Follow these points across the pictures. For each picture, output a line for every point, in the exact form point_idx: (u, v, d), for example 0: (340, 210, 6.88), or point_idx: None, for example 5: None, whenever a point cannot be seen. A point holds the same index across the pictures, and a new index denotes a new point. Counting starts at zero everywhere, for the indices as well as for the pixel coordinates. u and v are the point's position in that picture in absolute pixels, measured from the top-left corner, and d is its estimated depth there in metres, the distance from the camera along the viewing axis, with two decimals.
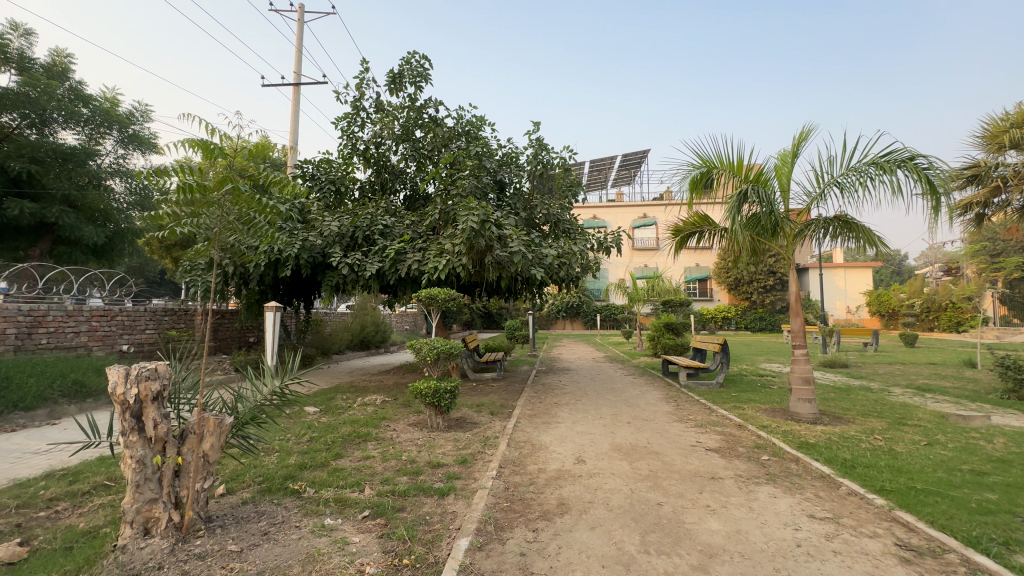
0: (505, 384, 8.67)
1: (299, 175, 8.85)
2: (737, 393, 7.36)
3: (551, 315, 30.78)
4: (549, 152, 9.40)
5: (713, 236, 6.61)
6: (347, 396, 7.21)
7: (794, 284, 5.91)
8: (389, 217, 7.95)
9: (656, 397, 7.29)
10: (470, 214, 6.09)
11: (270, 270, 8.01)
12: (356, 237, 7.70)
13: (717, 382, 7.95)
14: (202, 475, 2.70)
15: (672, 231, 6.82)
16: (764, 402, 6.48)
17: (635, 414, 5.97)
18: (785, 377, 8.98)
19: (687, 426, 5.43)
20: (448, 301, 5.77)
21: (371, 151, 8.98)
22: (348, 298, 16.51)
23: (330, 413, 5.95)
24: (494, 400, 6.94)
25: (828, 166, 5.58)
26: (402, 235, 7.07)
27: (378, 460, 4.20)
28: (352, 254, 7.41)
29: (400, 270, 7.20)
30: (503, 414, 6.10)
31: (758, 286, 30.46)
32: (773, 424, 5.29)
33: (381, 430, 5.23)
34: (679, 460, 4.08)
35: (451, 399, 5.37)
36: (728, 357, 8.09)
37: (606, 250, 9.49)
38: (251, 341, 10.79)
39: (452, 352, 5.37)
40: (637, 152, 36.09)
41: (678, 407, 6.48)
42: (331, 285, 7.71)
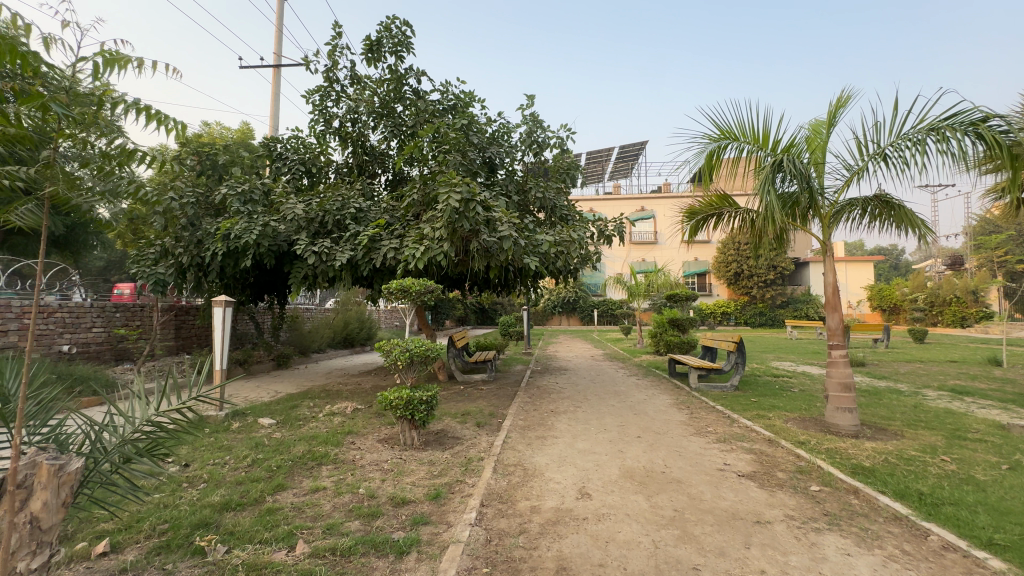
0: (496, 387, 7.83)
1: (265, 154, 7.87)
2: (756, 398, 6.53)
3: (547, 311, 30.00)
4: (544, 131, 8.54)
5: (733, 218, 5.69)
6: (315, 403, 6.31)
7: (830, 274, 5.04)
8: (365, 200, 7.03)
9: (666, 403, 6.45)
10: (454, 193, 5.17)
11: (230, 261, 7.08)
12: (327, 222, 6.79)
13: (732, 386, 7.14)
14: (28, 551, 1.78)
15: (686, 214, 5.89)
16: (791, 410, 5.65)
17: (645, 426, 5.12)
18: (804, 379, 8.17)
19: (708, 441, 4.59)
20: (427, 293, 4.80)
21: (346, 128, 8.04)
22: (332, 294, 15.61)
23: (287, 426, 5.07)
24: (482, 408, 6.08)
25: (876, 134, 4.72)
26: (378, 219, 6.17)
27: (328, 494, 3.32)
28: (320, 241, 6.49)
29: (375, 259, 6.29)
30: (491, 426, 5.24)
31: (758, 280, 29.83)
32: (811, 439, 4.46)
33: (343, 448, 4.36)
34: (710, 494, 3.22)
35: (427, 410, 4.51)
36: (744, 357, 7.27)
37: (608, 240, 8.64)
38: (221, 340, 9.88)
39: (428, 355, 4.48)
40: (635, 144, 35.25)
41: (693, 416, 5.65)
42: (298, 277, 6.80)
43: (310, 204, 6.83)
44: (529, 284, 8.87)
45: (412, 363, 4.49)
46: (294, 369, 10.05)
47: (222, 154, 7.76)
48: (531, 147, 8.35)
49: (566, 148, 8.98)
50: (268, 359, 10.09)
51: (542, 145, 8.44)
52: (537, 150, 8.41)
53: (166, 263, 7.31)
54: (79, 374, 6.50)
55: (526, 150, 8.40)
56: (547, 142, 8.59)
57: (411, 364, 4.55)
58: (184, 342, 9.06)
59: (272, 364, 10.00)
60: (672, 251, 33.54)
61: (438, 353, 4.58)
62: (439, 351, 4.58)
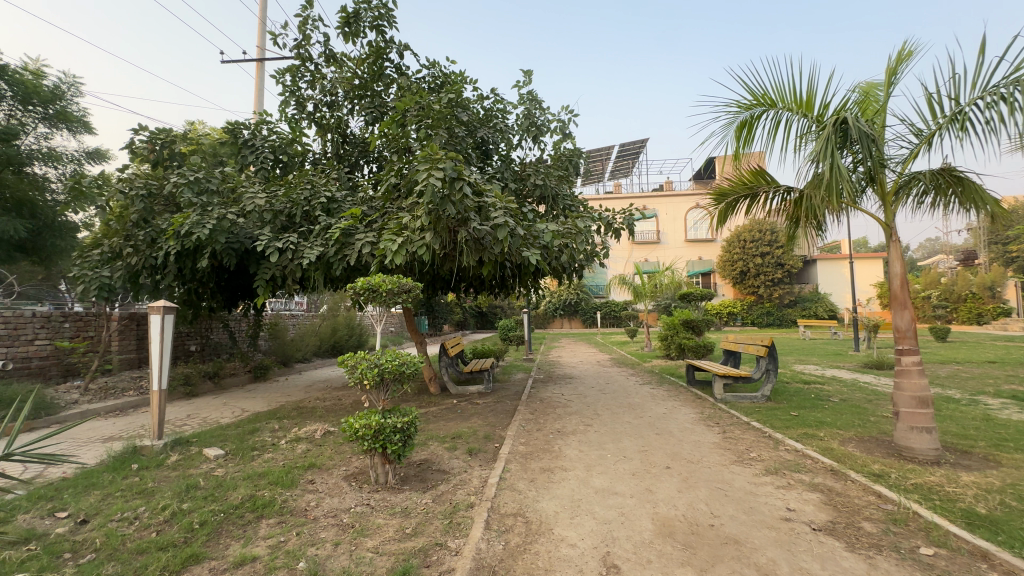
0: (494, 400, 6.92)
1: (230, 141, 6.98)
2: (795, 411, 5.62)
3: (548, 314, 29.14)
4: (543, 112, 7.66)
5: (770, 199, 4.74)
6: (281, 425, 5.39)
7: (896, 263, 4.10)
8: (339, 189, 6.13)
9: (691, 419, 5.53)
10: (436, 171, 4.17)
11: (187, 261, 6.20)
12: (294, 214, 5.88)
13: (763, 396, 6.23)
14: None
15: (713, 196, 4.93)
16: (846, 428, 4.73)
17: (674, 452, 4.21)
18: (840, 387, 7.25)
19: (757, 474, 3.66)
20: (400, 296, 3.84)
21: (322, 113, 7.17)
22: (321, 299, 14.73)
23: (236, 459, 4.16)
24: (476, 430, 5.16)
25: (955, 87, 3.83)
26: (351, 209, 5.24)
27: (257, 570, 2.40)
28: (285, 237, 5.58)
29: (349, 256, 5.38)
30: (485, 454, 4.33)
31: (765, 278, 28.92)
32: (888, 469, 3.54)
33: (296, 491, 3.43)
34: (786, 567, 2.30)
35: (403, 440, 3.59)
36: (777, 364, 6.35)
37: (616, 233, 7.76)
38: (194, 351, 9.01)
39: (402, 371, 3.56)
40: (635, 141, 34.33)
41: (727, 436, 4.74)
42: (265, 279, 5.92)
43: (274, 195, 5.90)
44: (529, 284, 7.98)
45: (383, 383, 3.57)
46: (274, 381, 9.17)
47: (182, 142, 6.87)
48: (529, 130, 7.45)
49: (568, 132, 8.07)
50: (245, 372, 9.18)
51: (542, 128, 7.55)
52: (535, 134, 7.53)
53: (114, 265, 6.39)
54: (9, 394, 5.60)
55: (524, 134, 7.53)
56: (547, 126, 7.70)
57: (382, 385, 3.61)
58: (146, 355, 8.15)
59: (250, 377, 9.09)
60: (675, 251, 32.72)
61: (417, 369, 3.67)
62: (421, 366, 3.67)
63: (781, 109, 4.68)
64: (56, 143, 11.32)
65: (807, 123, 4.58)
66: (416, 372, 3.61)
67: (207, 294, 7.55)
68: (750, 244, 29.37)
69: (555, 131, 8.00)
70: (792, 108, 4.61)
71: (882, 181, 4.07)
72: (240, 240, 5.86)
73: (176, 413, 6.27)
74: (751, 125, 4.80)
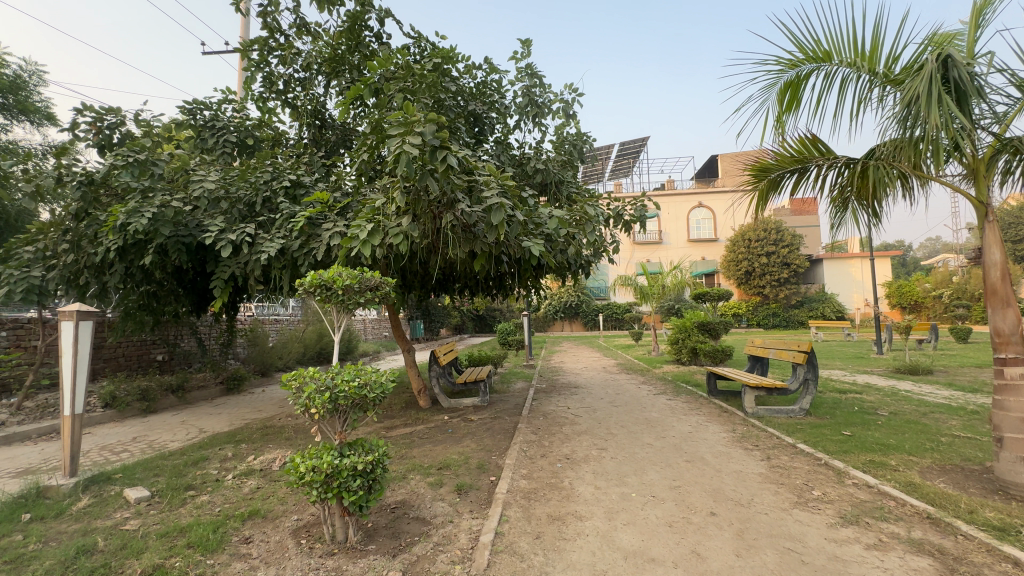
0: (491, 416, 6.06)
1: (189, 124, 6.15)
2: (846, 430, 4.75)
3: (548, 317, 28.27)
4: (545, 89, 6.79)
5: (824, 172, 3.88)
6: (235, 452, 4.51)
7: (992, 249, 3.25)
8: (308, 174, 5.27)
9: (723, 441, 4.66)
10: (412, 136, 3.24)
11: (133, 259, 5.34)
12: (255, 202, 5.02)
13: (802, 410, 5.39)
14: None
15: (752, 172, 4.09)
16: (919, 455, 3.87)
17: (717, 491, 3.33)
18: (883, 399, 6.38)
19: (833, 524, 2.80)
20: (362, 295, 2.95)
21: (295, 92, 6.34)
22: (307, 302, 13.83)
23: (162, 504, 3.28)
24: (469, 457, 4.28)
25: None
26: (317, 193, 4.36)
27: None
28: (241, 227, 4.72)
29: (316, 250, 4.52)
30: (478, 493, 3.46)
31: (771, 278, 28.08)
32: (1009, 519, 2.69)
33: (221, 559, 2.55)
34: None
35: (366, 486, 2.69)
36: (817, 373, 5.49)
37: (627, 226, 6.91)
38: (159, 361, 8.21)
39: (362, 396, 2.63)
40: (635, 139, 33.55)
41: (774, 465, 3.88)
42: (222, 279, 5.06)
43: (229, 180, 5.04)
44: (529, 283, 7.14)
45: (336, 412, 2.63)
46: (248, 394, 8.28)
47: (134, 125, 6.05)
48: (529, 110, 6.60)
49: (572, 113, 7.21)
50: (215, 384, 8.30)
51: (543, 108, 6.69)
52: (535, 115, 6.67)
53: (51, 265, 5.54)
54: None
55: (522, 116, 6.70)
56: (549, 107, 6.86)
57: (336, 414, 2.67)
58: (103, 365, 7.35)
59: (221, 389, 8.21)
60: (677, 251, 31.96)
61: (383, 392, 2.73)
62: (389, 388, 2.74)
63: (836, 64, 3.84)
64: (16, 136, 10.43)
65: (872, 79, 3.72)
66: (380, 397, 2.68)
67: (167, 297, 6.71)
68: (754, 243, 28.54)
69: (558, 113, 7.14)
70: (851, 62, 3.77)
71: (975, 147, 3.21)
72: (190, 233, 5.00)
73: (121, 435, 5.39)
74: (798, 87, 3.98)
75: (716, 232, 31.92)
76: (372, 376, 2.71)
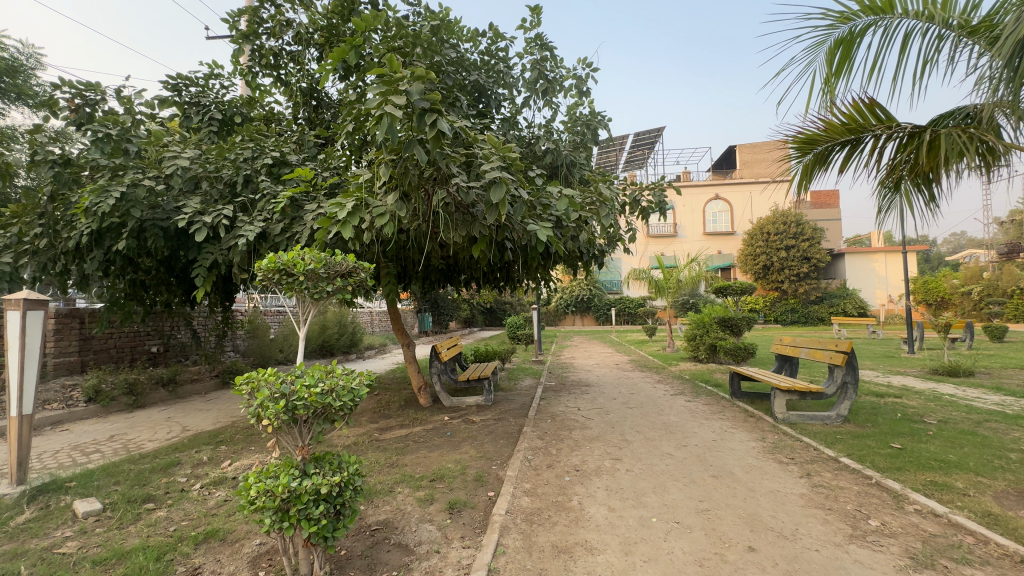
0: (494, 418, 5.59)
1: (174, 101, 5.76)
2: (895, 441, 4.19)
3: (559, 311, 27.76)
4: (557, 62, 6.24)
5: (883, 144, 3.31)
6: (210, 456, 4.11)
7: None
8: (295, 152, 4.82)
9: (753, 452, 4.13)
10: (395, 96, 2.70)
11: (111, 244, 4.98)
12: (236, 182, 4.59)
13: (839, 417, 4.86)
14: None
15: (796, 144, 3.49)
16: (990, 476, 3.31)
17: (753, 518, 2.82)
18: (928, 405, 5.77)
19: (903, 568, 2.28)
20: (329, 282, 2.53)
21: (287, 67, 5.91)
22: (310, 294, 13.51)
23: (112, 520, 2.87)
24: (466, 467, 3.82)
25: None
26: (299, 171, 3.90)
27: None
28: (219, 209, 4.28)
29: (299, 234, 4.08)
30: (473, 513, 3.00)
31: (790, 273, 27.20)
32: None
33: None
34: None
35: (332, 512, 2.23)
36: (857, 376, 4.91)
37: (645, 214, 6.37)
38: (153, 353, 7.97)
39: (326, 405, 2.14)
40: (651, 130, 32.66)
41: (816, 485, 3.34)
42: (203, 267, 4.67)
43: (209, 158, 4.62)
44: (536, 274, 6.68)
45: (296, 424, 2.17)
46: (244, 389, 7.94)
47: (116, 103, 5.67)
48: (539, 86, 6.06)
49: (586, 91, 6.65)
50: (210, 377, 7.98)
51: (554, 84, 6.15)
52: (545, 92, 6.14)
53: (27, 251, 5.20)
54: None
55: (531, 95, 6.19)
56: (560, 84, 6.32)
57: (298, 426, 2.21)
58: (94, 357, 7.09)
59: (216, 383, 7.88)
60: (692, 245, 31.16)
61: (355, 398, 2.24)
62: (361, 395, 2.26)
63: (900, 16, 3.26)
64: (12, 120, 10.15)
65: (943, 33, 3.14)
66: (349, 406, 2.21)
67: (155, 286, 6.37)
68: (773, 236, 27.60)
69: (570, 90, 6.59)
70: (917, 12, 3.18)
71: None
72: (167, 216, 4.60)
73: (98, 433, 5.04)
74: (851, 44, 3.41)
75: (733, 225, 31.01)
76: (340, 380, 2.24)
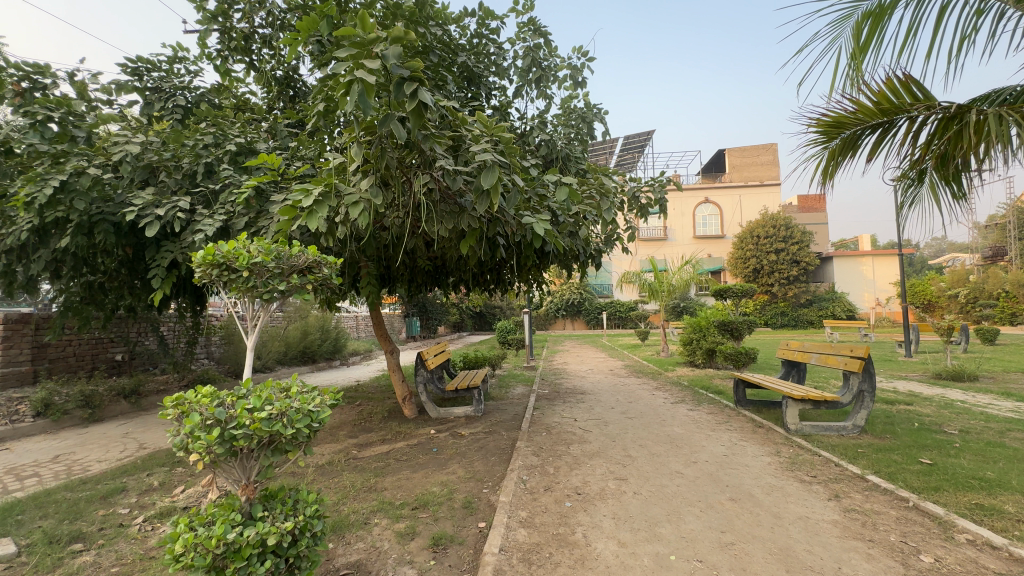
0: (484, 430, 5.16)
1: (134, 86, 5.25)
2: (922, 456, 3.84)
3: (550, 315, 27.42)
4: (551, 50, 5.85)
5: (918, 126, 2.94)
6: (162, 481, 3.61)
7: None
8: (264, 140, 4.35)
9: (770, 469, 3.76)
10: (368, 60, 2.26)
11: (57, 242, 4.46)
12: (196, 172, 4.10)
13: (855, 428, 4.54)
14: None
15: (823, 126, 3.13)
16: None
17: (787, 554, 2.43)
18: (943, 414, 5.47)
19: None
20: (282, 279, 2.10)
21: (258, 51, 5.45)
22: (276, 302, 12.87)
23: (28, 567, 2.39)
24: (454, 491, 3.38)
25: None
26: (264, 157, 3.44)
27: None
28: (175, 201, 3.79)
29: (265, 228, 3.61)
30: (460, 550, 2.56)
31: (780, 276, 27.15)
32: None
33: None
34: None
35: (283, 568, 1.78)
36: (874, 384, 4.58)
37: (644, 212, 6.01)
38: (117, 362, 7.41)
39: (273, 432, 1.69)
40: (640, 132, 32.59)
41: (849, 510, 2.97)
42: (160, 266, 4.17)
43: (166, 145, 4.13)
44: (528, 275, 6.30)
45: (235, 459, 1.72)
46: None
47: (68, 86, 5.15)
48: (532, 74, 5.67)
49: (581, 82, 6.28)
50: (179, 387, 7.45)
51: (548, 73, 5.76)
52: (539, 81, 5.75)
53: None
54: None
55: (523, 85, 5.80)
56: (554, 74, 5.94)
57: (239, 460, 1.76)
58: (49, 366, 6.52)
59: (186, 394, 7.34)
60: (682, 248, 31.07)
61: (313, 424, 1.79)
62: (320, 419, 1.80)
63: None
64: None
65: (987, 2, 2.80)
66: (304, 435, 1.76)
67: (115, 289, 5.83)
68: (763, 239, 27.61)
69: (564, 80, 6.22)
70: None
71: None
72: (119, 209, 4.10)
73: (40, 453, 4.50)
74: (881, 18, 3.06)
75: (723, 229, 30.97)
76: (293, 402, 1.78)
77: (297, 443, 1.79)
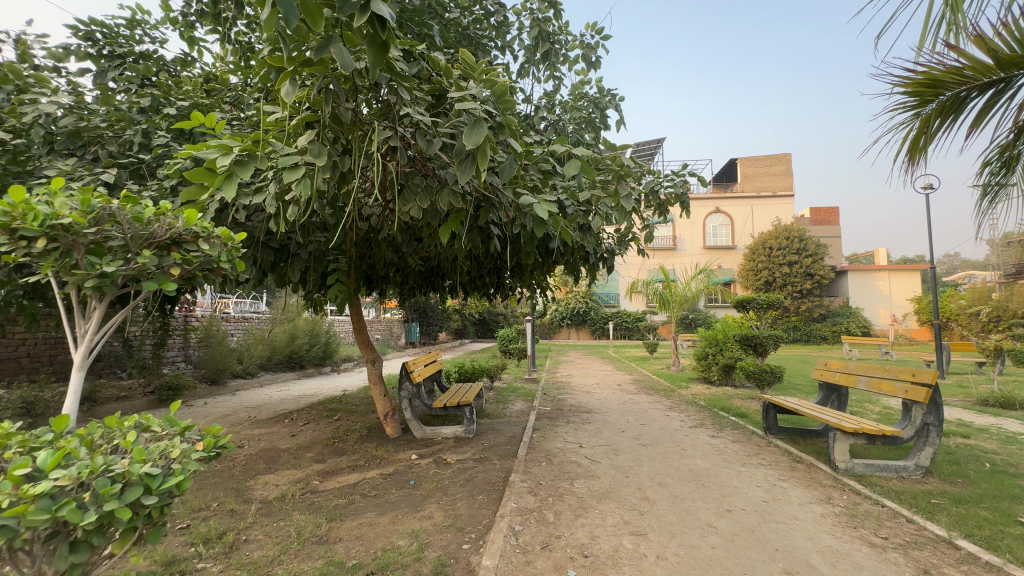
0: (474, 457, 4.41)
1: (87, 53, 4.62)
2: (1017, 513, 3.06)
3: (554, 324, 26.69)
4: (562, 23, 5.15)
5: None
6: None
7: None
8: (220, 107, 3.65)
9: (827, 526, 2.98)
10: None
11: None
12: (132, 141, 3.39)
13: (920, 469, 3.79)
14: None
15: (914, 87, 2.40)
16: None
17: None
18: (1011, 452, 4.66)
19: None
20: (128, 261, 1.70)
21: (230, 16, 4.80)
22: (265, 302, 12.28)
23: None
24: (425, 547, 2.63)
25: None
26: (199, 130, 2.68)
27: None
28: (99, 172, 3.10)
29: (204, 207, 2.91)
30: None
31: (792, 289, 26.22)
32: None
33: None
34: None
35: None
36: (941, 416, 3.81)
37: (663, 209, 5.29)
38: (78, 364, 6.82)
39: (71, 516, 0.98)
40: (650, 141, 32.03)
41: None
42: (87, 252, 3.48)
43: (99, 108, 3.44)
44: (530, 278, 5.58)
45: (11, 553, 1.09)
46: (183, 408, 6.69)
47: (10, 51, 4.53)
48: (541, 49, 4.96)
49: (595, 63, 5.59)
50: (143, 395, 6.80)
51: (559, 49, 5.06)
52: (547, 58, 5.05)
53: None
54: None
55: (528, 64, 5.13)
56: (564, 53, 5.25)
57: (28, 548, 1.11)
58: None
59: (149, 402, 6.64)
60: (691, 258, 30.30)
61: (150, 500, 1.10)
62: (164, 490, 1.11)
63: None
64: None
65: None
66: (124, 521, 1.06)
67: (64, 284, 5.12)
68: (775, 251, 26.82)
69: (575, 61, 5.52)
70: None
71: None
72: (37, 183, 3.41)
73: None
74: None
75: (734, 240, 30.13)
76: (120, 461, 1.10)
77: (120, 529, 1.14)
